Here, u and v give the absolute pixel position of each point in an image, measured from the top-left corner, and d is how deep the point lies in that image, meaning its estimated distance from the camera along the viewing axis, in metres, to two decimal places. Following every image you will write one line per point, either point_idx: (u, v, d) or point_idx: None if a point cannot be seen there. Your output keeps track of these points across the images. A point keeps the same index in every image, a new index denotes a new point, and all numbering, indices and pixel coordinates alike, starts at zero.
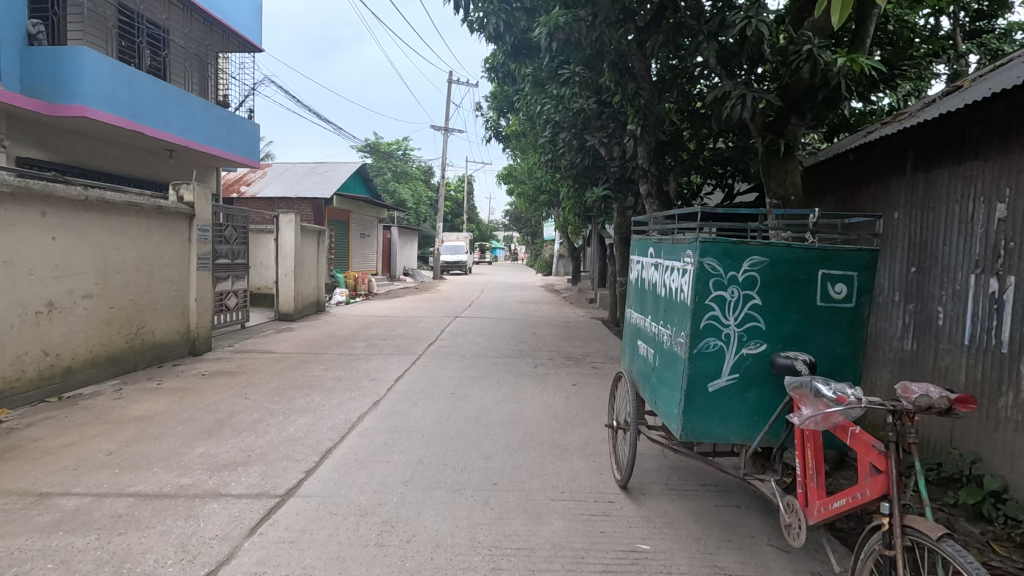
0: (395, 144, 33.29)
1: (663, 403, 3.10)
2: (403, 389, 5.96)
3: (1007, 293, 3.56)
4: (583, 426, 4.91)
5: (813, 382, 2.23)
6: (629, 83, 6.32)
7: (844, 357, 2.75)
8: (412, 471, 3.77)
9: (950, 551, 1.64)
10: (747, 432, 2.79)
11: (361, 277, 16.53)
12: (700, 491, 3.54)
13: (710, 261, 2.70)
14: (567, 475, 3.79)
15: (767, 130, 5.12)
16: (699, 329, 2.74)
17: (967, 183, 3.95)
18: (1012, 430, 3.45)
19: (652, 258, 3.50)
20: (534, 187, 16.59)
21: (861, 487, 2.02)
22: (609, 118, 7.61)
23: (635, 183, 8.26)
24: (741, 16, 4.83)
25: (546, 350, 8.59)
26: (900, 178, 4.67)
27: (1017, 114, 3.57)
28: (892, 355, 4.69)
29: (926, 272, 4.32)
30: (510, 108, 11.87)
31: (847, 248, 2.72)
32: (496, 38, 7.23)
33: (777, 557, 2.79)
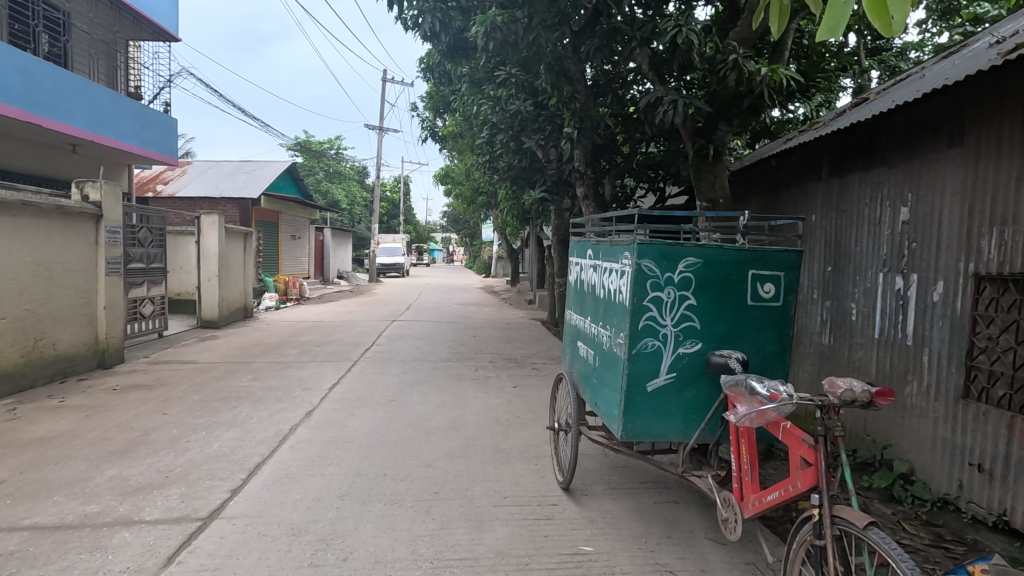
0: (327, 143, 32.30)
1: (603, 403, 3.12)
2: (338, 398, 5.73)
3: (911, 290, 3.85)
4: (525, 429, 4.91)
5: (748, 380, 2.29)
6: (565, 86, 6.38)
7: (774, 354, 2.87)
8: (349, 484, 3.60)
9: (876, 539, 1.73)
10: (685, 429, 2.86)
11: (293, 282, 15.85)
12: (640, 488, 3.60)
13: (648, 262, 2.75)
14: (509, 480, 3.76)
15: (697, 135, 5.31)
16: (638, 330, 2.78)
17: (875, 188, 4.25)
18: (917, 416, 3.74)
19: (591, 260, 3.52)
20: (471, 188, 16.51)
21: (792, 480, 2.10)
22: (545, 121, 7.66)
23: (571, 185, 8.36)
24: (672, 24, 4.98)
25: (487, 353, 8.54)
26: (817, 183, 4.97)
27: (917, 124, 3.86)
28: (813, 349, 4.98)
29: (841, 271, 4.61)
30: (446, 109, 11.77)
31: (775, 249, 2.84)
32: (432, 37, 7.13)
33: (714, 550, 2.88)
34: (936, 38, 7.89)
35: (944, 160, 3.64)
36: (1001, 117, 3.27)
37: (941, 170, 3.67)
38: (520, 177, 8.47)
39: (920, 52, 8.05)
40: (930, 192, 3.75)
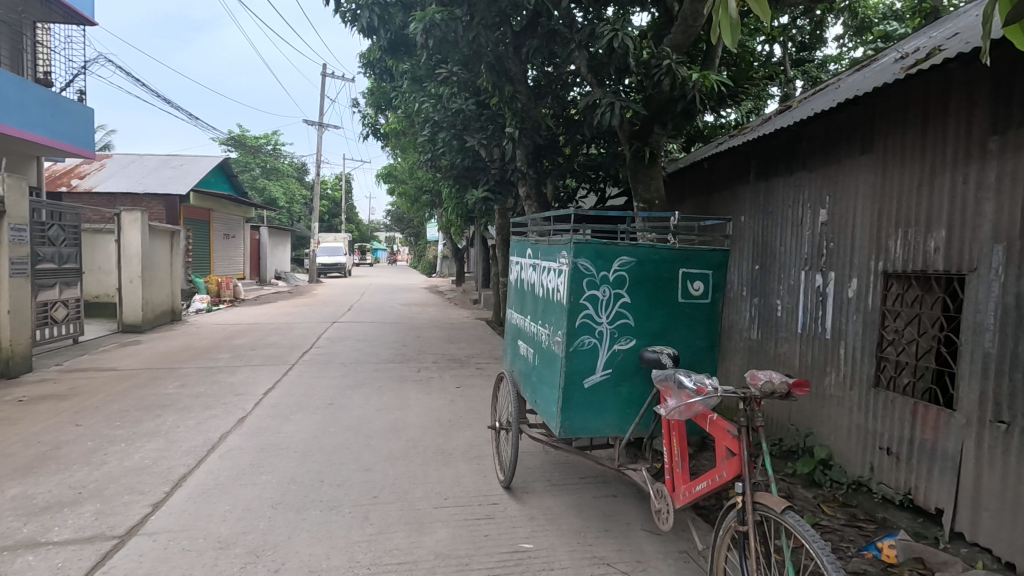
0: (263, 138, 31.02)
1: (542, 401, 3.16)
2: (274, 403, 5.51)
3: (829, 287, 4.11)
4: (468, 429, 4.88)
5: (677, 374, 2.36)
6: (506, 86, 6.41)
7: (703, 348, 2.98)
8: (283, 492, 3.47)
9: (792, 523, 1.82)
10: (620, 424, 2.92)
11: (226, 282, 15.04)
12: (580, 484, 3.66)
13: (584, 261, 2.80)
14: (451, 480, 3.74)
15: (634, 137, 5.47)
16: (574, 328, 2.82)
17: (798, 191, 4.51)
18: (835, 404, 4.00)
19: (531, 259, 3.54)
20: (415, 186, 16.28)
21: (719, 470, 2.18)
22: (488, 120, 7.41)
23: (514, 185, 8.39)
24: (608, 28, 5.08)
25: (430, 353, 8.46)
26: (746, 185, 5.22)
27: (833, 131, 4.13)
28: (742, 344, 5.22)
29: (768, 269, 4.87)
30: (388, 106, 11.56)
31: (704, 249, 2.95)
32: (370, 32, 6.99)
33: (649, 541, 2.97)
34: (852, 53, 8.43)
35: (857, 165, 3.90)
36: (905, 126, 3.53)
37: (855, 174, 3.93)
38: (462, 176, 8.46)
39: (838, 65, 8.57)
40: (845, 195, 4.01)
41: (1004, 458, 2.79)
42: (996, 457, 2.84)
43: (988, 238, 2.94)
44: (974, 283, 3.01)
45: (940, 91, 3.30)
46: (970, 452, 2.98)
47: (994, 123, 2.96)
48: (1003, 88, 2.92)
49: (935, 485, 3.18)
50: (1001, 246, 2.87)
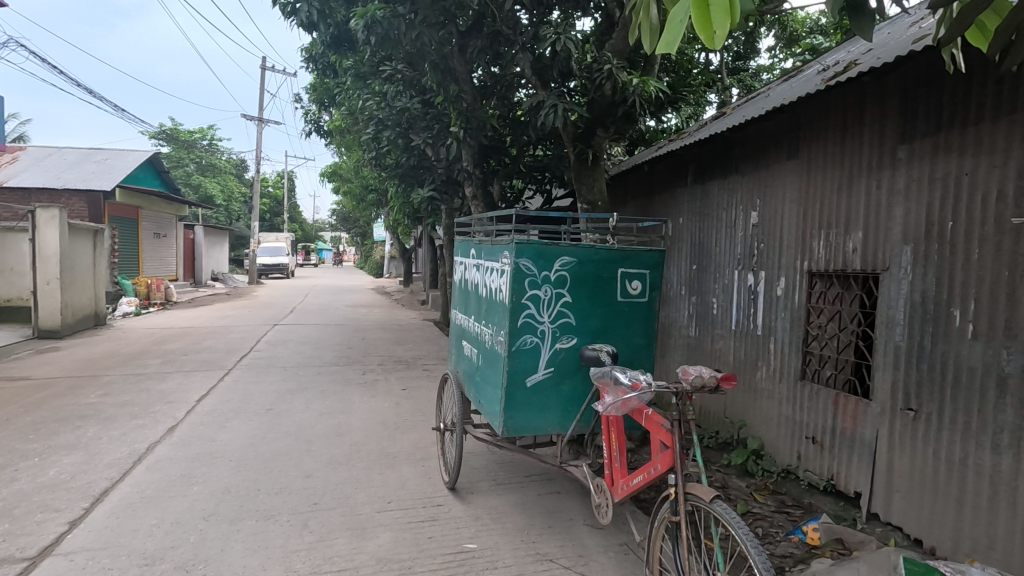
0: (198, 132, 29.57)
1: (486, 401, 3.16)
2: (208, 410, 5.26)
3: (760, 285, 4.33)
4: (413, 431, 4.83)
5: (614, 371, 2.43)
6: (450, 85, 6.38)
7: (642, 346, 3.07)
8: (216, 503, 3.32)
9: (721, 511, 1.91)
10: (562, 421, 2.98)
11: (156, 284, 14.21)
12: (525, 482, 3.69)
13: (525, 262, 2.82)
14: (395, 484, 3.69)
15: (577, 140, 5.58)
16: (517, 328, 2.85)
17: (731, 194, 4.72)
18: (766, 397, 4.22)
19: (474, 259, 3.54)
20: (360, 185, 15.92)
21: (654, 463, 2.25)
22: (433, 119, 7.47)
23: (460, 185, 8.36)
24: (551, 31, 5.14)
25: (376, 355, 8.30)
26: (684, 188, 5.42)
27: (763, 137, 4.34)
28: (681, 341, 5.42)
29: (704, 269, 5.07)
30: (332, 102, 11.26)
31: (641, 249, 3.04)
32: (311, 27, 6.79)
33: (591, 535, 3.04)
34: (782, 64, 8.88)
35: (785, 170, 4.12)
36: (826, 134, 3.76)
37: (783, 179, 4.15)
38: (408, 175, 8.33)
39: (770, 74, 9.01)
40: (773, 199, 4.23)
41: (913, 443, 3.02)
42: (906, 443, 3.07)
43: (898, 240, 3.17)
44: (886, 281, 3.24)
45: (856, 101, 3.53)
46: (884, 438, 3.20)
47: (903, 133, 3.19)
48: (909, 101, 3.15)
49: (854, 470, 3.40)
50: (909, 247, 3.10)
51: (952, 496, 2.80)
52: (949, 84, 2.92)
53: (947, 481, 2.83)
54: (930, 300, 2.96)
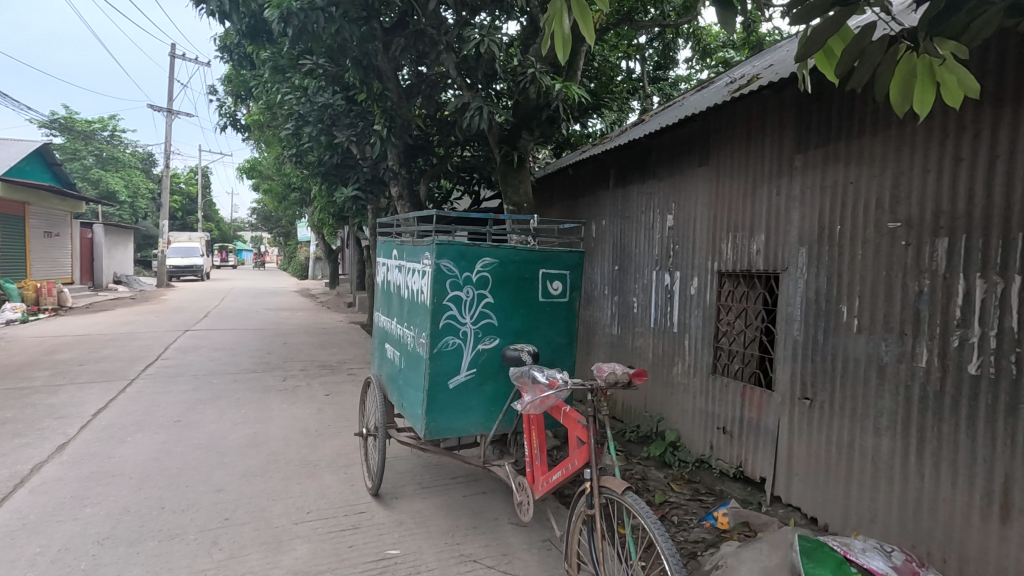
0: (97, 123, 27.16)
1: (408, 404, 3.12)
2: (105, 424, 4.84)
3: (676, 285, 4.55)
4: (335, 438, 4.67)
5: (531, 370, 2.46)
6: (374, 83, 6.24)
7: (563, 345, 3.13)
8: (113, 524, 3.06)
9: (632, 502, 1.98)
10: (485, 422, 2.99)
11: (47, 287, 12.91)
12: (450, 484, 3.67)
13: (446, 262, 2.82)
14: (315, 493, 3.56)
15: (503, 141, 5.64)
16: (438, 329, 2.83)
17: (649, 198, 4.93)
18: (682, 391, 4.44)
19: (396, 260, 3.47)
20: (282, 183, 15.21)
21: (571, 459, 2.31)
22: (357, 117, 7.26)
23: (386, 184, 8.20)
24: (475, 33, 5.13)
25: (298, 360, 7.95)
26: (606, 191, 5.60)
27: (678, 143, 4.56)
28: (605, 339, 5.59)
29: (625, 270, 5.26)
30: (249, 95, 10.68)
31: (562, 250, 3.11)
32: (223, 16, 6.41)
33: (516, 533, 3.07)
34: (699, 75, 9.37)
35: (697, 176, 4.35)
36: (732, 142, 4.01)
37: (695, 184, 4.38)
38: (331, 174, 8.11)
39: (688, 84, 9.49)
40: (687, 203, 4.46)
41: (809, 429, 3.28)
42: (803, 429, 3.33)
43: (795, 242, 3.44)
44: (786, 281, 3.50)
45: (758, 113, 3.78)
46: (784, 426, 3.46)
47: (798, 144, 3.45)
48: (804, 114, 3.42)
49: (759, 457, 3.65)
50: (804, 248, 3.37)
51: (842, 477, 3.07)
52: (836, 99, 3.19)
53: (837, 463, 3.10)
54: (822, 298, 3.23)
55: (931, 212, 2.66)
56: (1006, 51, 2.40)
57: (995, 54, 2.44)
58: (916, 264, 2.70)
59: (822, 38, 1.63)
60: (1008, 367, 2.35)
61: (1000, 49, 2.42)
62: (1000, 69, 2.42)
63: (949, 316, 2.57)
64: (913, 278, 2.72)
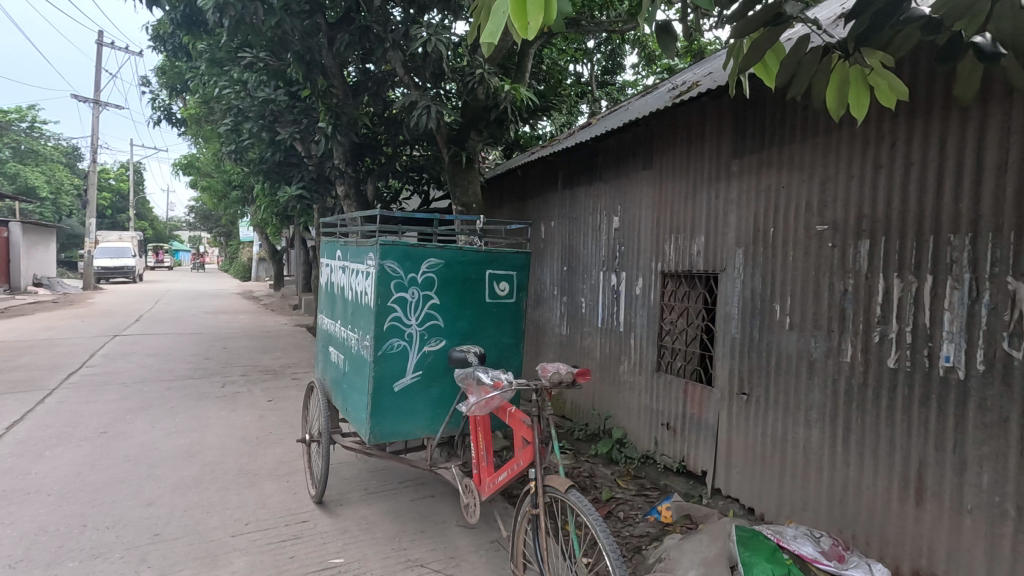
0: (14, 113, 25.20)
1: (353, 408, 3.05)
2: (21, 438, 4.48)
3: (621, 285, 4.65)
4: (277, 446, 4.51)
5: (477, 371, 2.46)
6: (319, 79, 6.06)
7: (510, 345, 3.14)
8: (27, 546, 2.84)
9: (574, 500, 2.00)
10: (431, 425, 2.96)
11: None
12: (397, 489, 3.61)
13: (391, 263, 2.77)
14: (254, 503, 3.42)
15: (451, 141, 5.62)
16: (383, 331, 2.78)
17: (596, 200, 5.02)
18: (628, 388, 4.54)
19: (340, 261, 3.38)
20: (222, 181, 14.56)
21: (517, 459, 2.31)
22: (301, 113, 7.03)
23: (332, 183, 8.00)
24: (422, 31, 5.08)
25: (239, 366, 7.63)
26: (555, 193, 5.66)
27: (623, 147, 4.66)
28: (554, 339, 5.64)
29: (573, 270, 5.33)
30: (185, 88, 10.17)
31: (509, 251, 3.11)
32: (154, 4, 6.06)
33: (463, 535, 3.05)
34: (645, 80, 9.60)
35: (641, 179, 4.46)
36: (674, 147, 4.13)
37: (639, 187, 4.49)
38: (273, 172, 7.82)
39: (634, 89, 9.73)
40: (632, 205, 4.57)
41: (746, 423, 3.42)
42: (740, 423, 3.47)
43: (732, 244, 3.58)
44: (724, 281, 3.64)
45: (698, 118, 3.91)
46: (723, 420, 3.59)
47: (735, 149, 3.59)
48: (740, 121, 3.56)
49: (700, 451, 3.78)
50: (741, 250, 3.51)
51: (776, 468, 3.21)
52: (768, 108, 3.34)
53: (772, 455, 3.24)
54: (757, 297, 3.38)
55: (854, 216, 2.83)
56: (918, 65, 2.58)
57: (909, 68, 2.61)
58: (841, 264, 2.87)
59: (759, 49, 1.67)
60: (921, 361, 2.51)
61: (914, 63, 2.59)
62: (913, 82, 2.59)
63: (870, 314, 2.73)
64: (839, 278, 2.89)
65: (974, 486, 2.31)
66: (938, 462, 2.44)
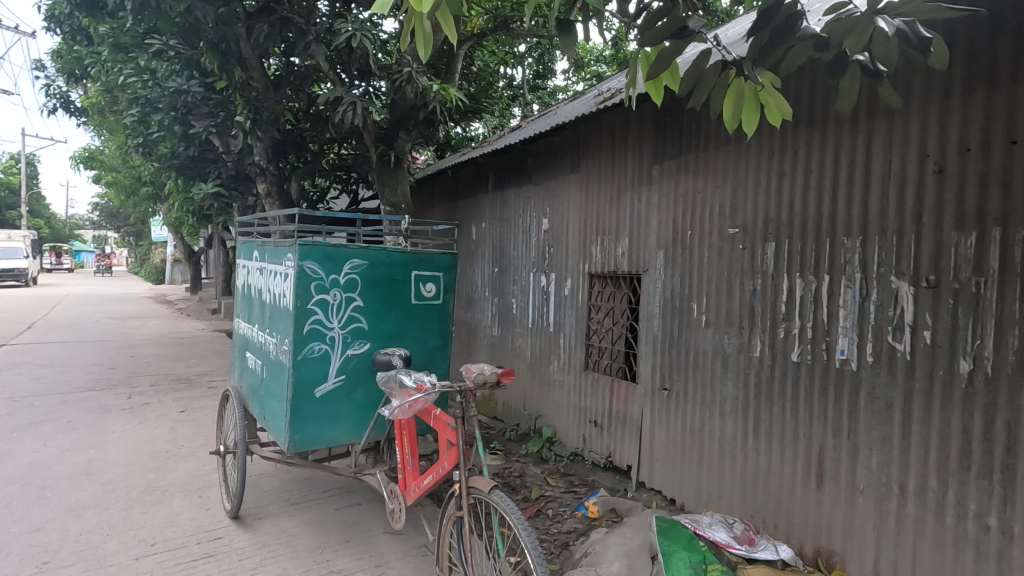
0: None
1: (271, 416, 2.91)
2: None
3: (551, 286, 4.72)
4: (190, 459, 4.23)
5: (399, 374, 2.42)
6: (236, 70, 5.75)
7: (437, 347, 3.11)
8: None
9: (498, 500, 2.01)
10: (356, 430, 2.88)
11: None
12: (321, 499, 3.48)
13: (311, 264, 2.67)
14: (163, 521, 3.19)
15: (379, 140, 5.51)
16: (303, 335, 2.67)
17: (526, 202, 5.07)
18: (558, 387, 4.61)
19: (257, 262, 3.21)
20: (129, 176, 13.49)
21: (442, 461, 2.29)
22: (218, 106, 6.65)
23: (253, 181, 7.62)
24: (347, 26, 4.94)
25: (148, 375, 7.09)
26: (485, 194, 5.67)
27: (552, 149, 4.74)
28: (485, 340, 5.64)
29: (504, 272, 5.35)
30: (85, 74, 9.35)
31: (436, 252, 3.08)
32: None
33: (390, 542, 2.99)
34: (575, 86, 9.84)
35: (569, 181, 4.55)
36: (599, 151, 4.25)
37: (567, 189, 4.58)
38: (187, 168, 7.35)
39: (565, 94, 9.93)
40: (560, 207, 4.66)
41: (668, 417, 3.57)
42: (662, 418, 3.61)
43: (654, 246, 3.73)
44: (646, 281, 3.78)
45: (621, 124, 4.04)
46: (647, 416, 3.73)
47: (655, 155, 3.74)
48: (659, 127, 3.71)
49: (625, 446, 3.90)
50: (661, 251, 3.66)
51: (694, 459, 3.37)
52: (685, 117, 3.51)
53: (691, 447, 3.39)
54: (677, 297, 3.53)
55: (762, 220, 3.01)
56: (815, 82, 2.79)
57: (808, 84, 2.81)
58: (751, 265, 3.05)
59: (666, 59, 1.76)
60: (821, 354, 2.71)
61: (812, 80, 2.80)
62: (811, 98, 2.79)
63: (776, 311, 2.92)
64: (749, 278, 3.07)
65: (866, 467, 2.52)
66: (836, 447, 2.64)
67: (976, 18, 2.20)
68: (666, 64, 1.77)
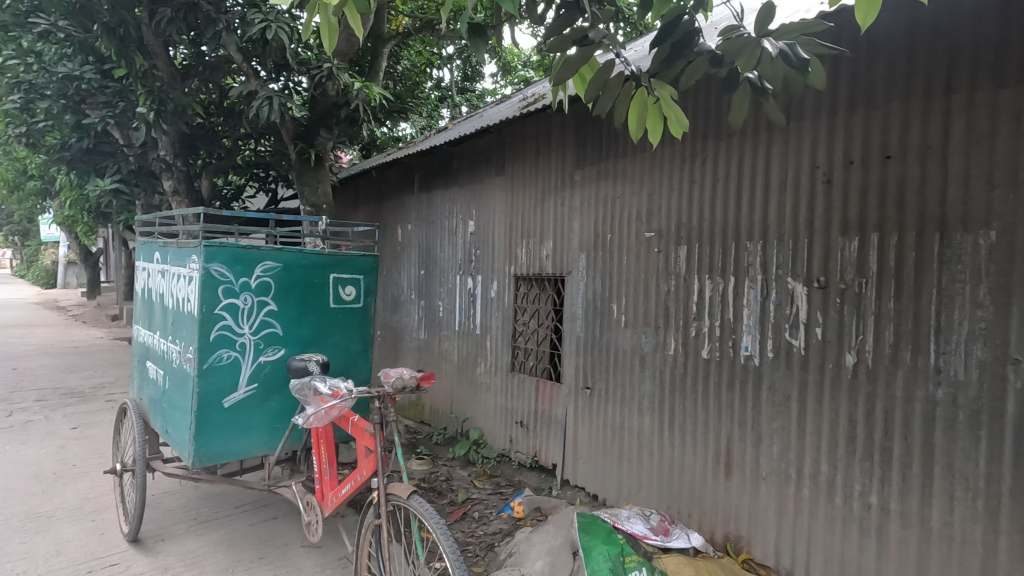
0: None
1: (173, 429, 2.71)
2: None
3: (477, 288, 4.72)
4: (83, 480, 3.86)
5: (314, 381, 2.33)
6: (136, 57, 5.33)
7: (358, 352, 3.03)
8: None
9: (417, 506, 1.98)
10: (269, 441, 2.74)
11: None
12: (232, 516, 3.28)
13: (218, 266, 2.51)
14: (48, 550, 2.89)
15: (298, 138, 5.30)
16: (209, 342, 2.51)
17: (452, 204, 5.05)
18: (485, 390, 4.62)
19: (159, 264, 2.99)
20: (12, 169, 12.16)
21: (360, 469, 2.23)
22: (115, 95, 6.14)
23: (158, 178, 7.09)
24: (261, 17, 4.71)
25: (33, 389, 6.40)
26: (411, 195, 5.59)
27: (477, 152, 4.76)
28: (412, 344, 5.56)
29: (430, 274, 5.30)
30: None
31: (356, 254, 3.00)
32: None
33: (308, 556, 2.87)
34: (503, 90, 9.92)
35: (495, 184, 4.58)
36: (523, 155, 4.30)
37: (493, 192, 4.61)
38: (80, 162, 6.72)
39: (493, 98, 9.99)
40: (486, 209, 4.67)
41: (590, 414, 3.67)
42: (585, 416, 3.70)
43: (577, 248, 3.82)
44: (570, 283, 3.86)
45: (544, 129, 4.11)
46: (571, 414, 3.82)
47: (577, 160, 3.84)
48: (580, 134, 3.81)
49: (550, 445, 3.97)
50: (584, 254, 3.76)
51: (615, 455, 3.48)
52: (604, 124, 3.63)
53: (612, 444, 3.50)
54: (598, 298, 3.63)
55: (676, 224, 3.17)
56: (720, 96, 2.96)
57: (715, 97, 2.99)
58: (666, 267, 3.20)
59: (573, 66, 1.82)
60: (728, 351, 2.88)
61: (719, 93, 2.98)
62: (716, 110, 2.96)
63: (689, 311, 3.08)
64: (664, 280, 3.21)
65: (768, 455, 2.70)
66: (742, 437, 2.81)
67: (855, 42, 2.43)
68: (574, 72, 1.83)
